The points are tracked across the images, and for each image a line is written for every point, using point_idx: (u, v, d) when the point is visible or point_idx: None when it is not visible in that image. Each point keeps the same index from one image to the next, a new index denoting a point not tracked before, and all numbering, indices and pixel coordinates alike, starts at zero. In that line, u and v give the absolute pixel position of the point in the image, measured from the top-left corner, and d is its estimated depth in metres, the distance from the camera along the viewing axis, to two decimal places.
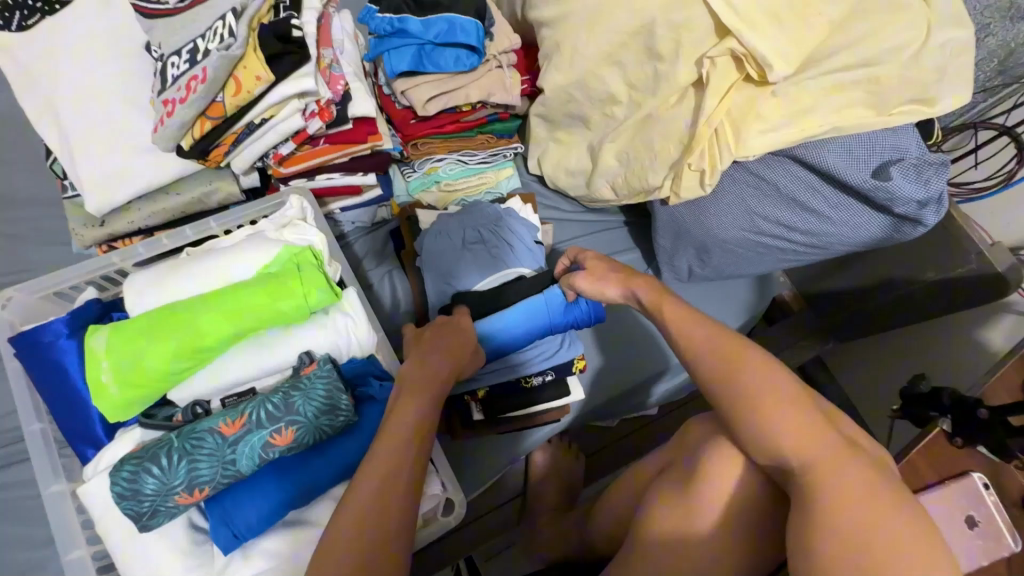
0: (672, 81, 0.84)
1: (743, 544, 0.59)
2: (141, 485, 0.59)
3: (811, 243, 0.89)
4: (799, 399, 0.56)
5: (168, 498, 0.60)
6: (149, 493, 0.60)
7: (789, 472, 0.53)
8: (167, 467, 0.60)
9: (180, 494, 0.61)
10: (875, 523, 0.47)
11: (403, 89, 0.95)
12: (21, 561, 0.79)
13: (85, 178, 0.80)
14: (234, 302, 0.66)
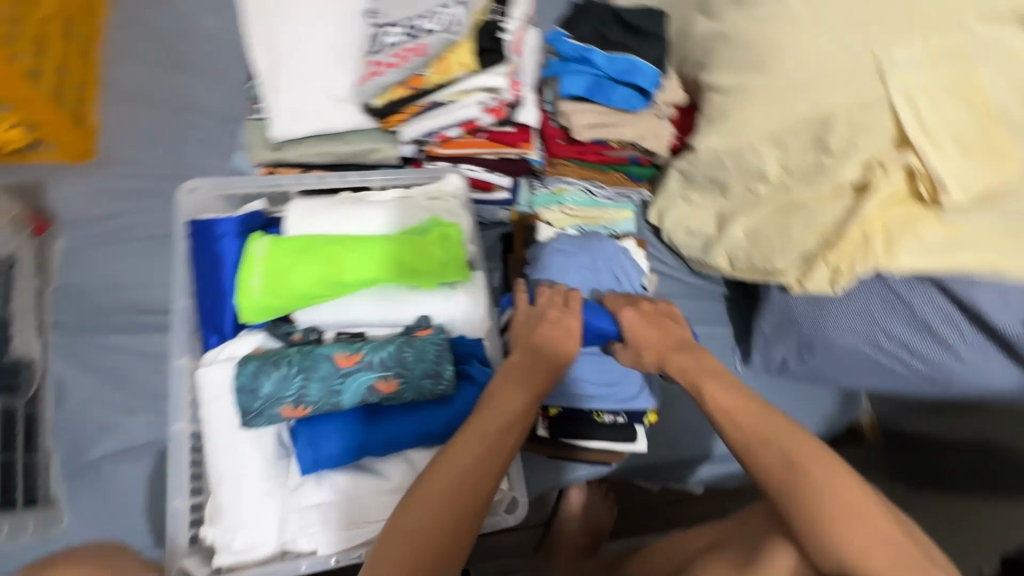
0: (833, 176, 0.85)
1: None
2: (259, 385, 0.65)
3: (930, 376, 0.86)
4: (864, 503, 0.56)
5: (276, 405, 0.65)
6: (264, 394, 0.65)
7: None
8: (286, 376, 0.65)
9: (287, 405, 0.66)
10: None
11: (567, 110, 0.99)
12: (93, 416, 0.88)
13: (280, 107, 0.90)
14: (382, 251, 0.72)
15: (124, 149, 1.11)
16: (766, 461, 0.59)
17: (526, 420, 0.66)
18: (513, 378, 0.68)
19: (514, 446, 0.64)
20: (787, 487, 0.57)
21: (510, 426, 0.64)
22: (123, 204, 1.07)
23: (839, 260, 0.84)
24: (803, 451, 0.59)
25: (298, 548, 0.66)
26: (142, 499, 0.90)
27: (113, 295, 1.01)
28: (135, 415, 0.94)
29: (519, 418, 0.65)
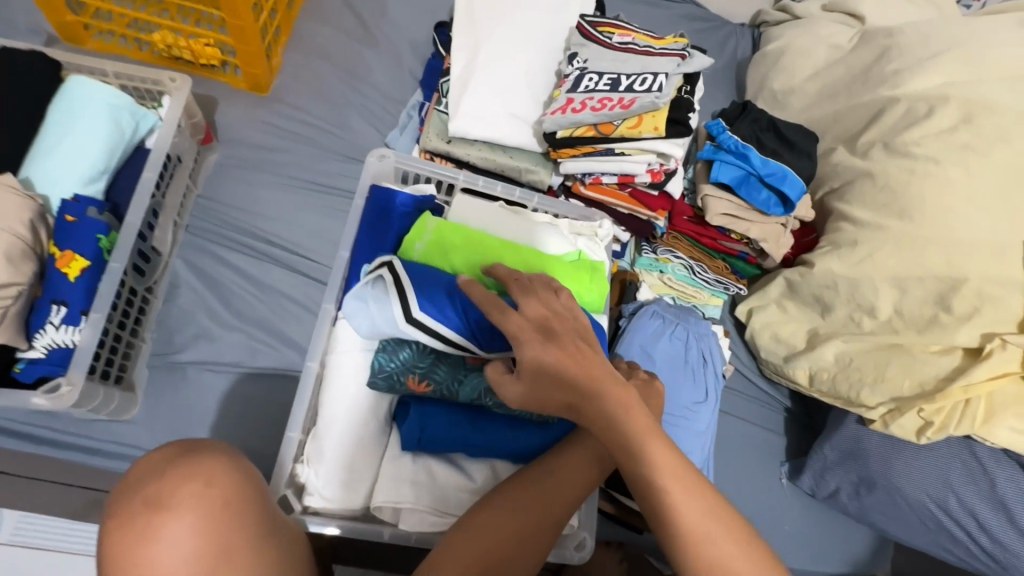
0: (946, 334, 0.89)
1: None
2: (408, 282, 0.67)
3: (992, 553, 0.87)
4: None
5: (409, 305, 0.66)
6: (406, 291, 0.66)
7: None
8: (432, 289, 0.68)
9: (419, 307, 0.66)
10: None
11: (709, 193, 1.06)
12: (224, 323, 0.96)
13: (465, 107, 0.97)
14: (535, 261, 0.77)
15: (295, 94, 1.20)
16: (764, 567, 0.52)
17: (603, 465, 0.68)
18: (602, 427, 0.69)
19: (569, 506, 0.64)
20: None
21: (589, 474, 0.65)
22: (282, 142, 1.15)
23: (933, 412, 0.87)
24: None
25: (382, 516, 0.68)
26: (211, 414, 0.93)
27: (244, 217, 1.07)
28: (232, 333, 0.98)
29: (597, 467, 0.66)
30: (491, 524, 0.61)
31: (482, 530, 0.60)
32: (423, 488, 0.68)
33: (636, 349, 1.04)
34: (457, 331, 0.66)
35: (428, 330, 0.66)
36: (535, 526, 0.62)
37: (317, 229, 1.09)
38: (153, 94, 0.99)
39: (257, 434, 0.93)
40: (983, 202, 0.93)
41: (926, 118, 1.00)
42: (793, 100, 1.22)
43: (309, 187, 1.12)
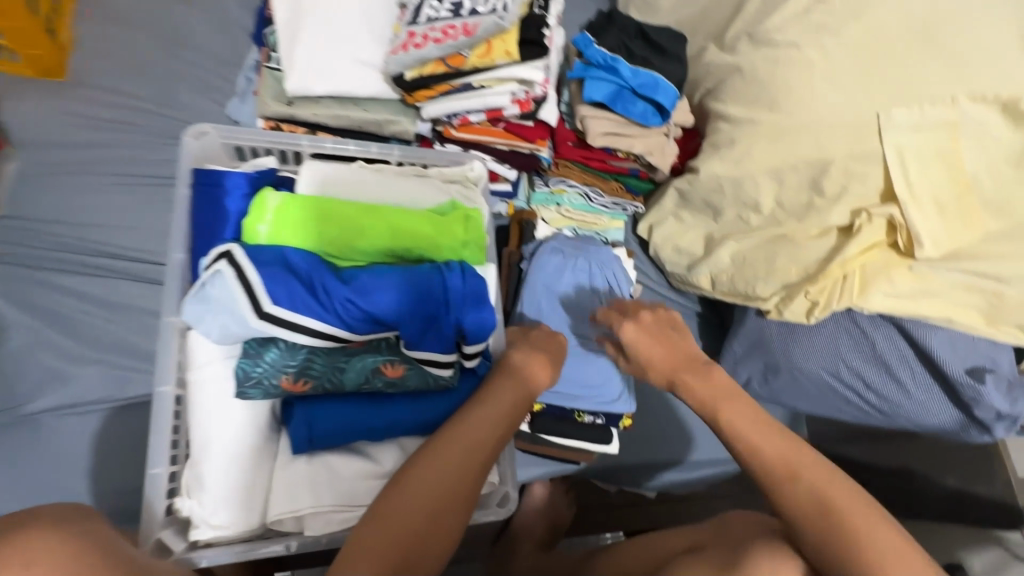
0: (822, 217, 0.92)
1: None
2: (253, 269, 0.60)
3: (880, 409, 0.95)
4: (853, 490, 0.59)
5: (259, 299, 0.60)
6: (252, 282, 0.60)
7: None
8: (277, 272, 0.61)
9: (271, 299, 0.60)
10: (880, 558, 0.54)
11: (586, 114, 1.02)
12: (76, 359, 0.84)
13: (299, 60, 0.85)
14: (403, 221, 0.70)
15: (104, 74, 1.01)
16: (766, 453, 0.62)
17: (512, 423, 0.65)
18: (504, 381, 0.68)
19: (479, 473, 0.62)
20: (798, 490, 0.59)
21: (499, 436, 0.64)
22: (101, 135, 0.97)
23: (818, 292, 0.91)
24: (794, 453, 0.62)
25: (284, 528, 0.63)
26: (86, 459, 0.82)
27: (71, 231, 0.91)
28: (89, 367, 0.86)
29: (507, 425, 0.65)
30: (395, 508, 0.57)
31: (385, 520, 0.57)
32: (325, 488, 0.64)
33: (540, 290, 1.02)
34: (322, 319, 0.62)
35: (286, 324, 0.61)
36: (444, 503, 0.58)
37: (167, 228, 0.95)
38: None
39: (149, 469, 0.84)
40: None
41: None
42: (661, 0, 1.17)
43: (145, 182, 0.96)
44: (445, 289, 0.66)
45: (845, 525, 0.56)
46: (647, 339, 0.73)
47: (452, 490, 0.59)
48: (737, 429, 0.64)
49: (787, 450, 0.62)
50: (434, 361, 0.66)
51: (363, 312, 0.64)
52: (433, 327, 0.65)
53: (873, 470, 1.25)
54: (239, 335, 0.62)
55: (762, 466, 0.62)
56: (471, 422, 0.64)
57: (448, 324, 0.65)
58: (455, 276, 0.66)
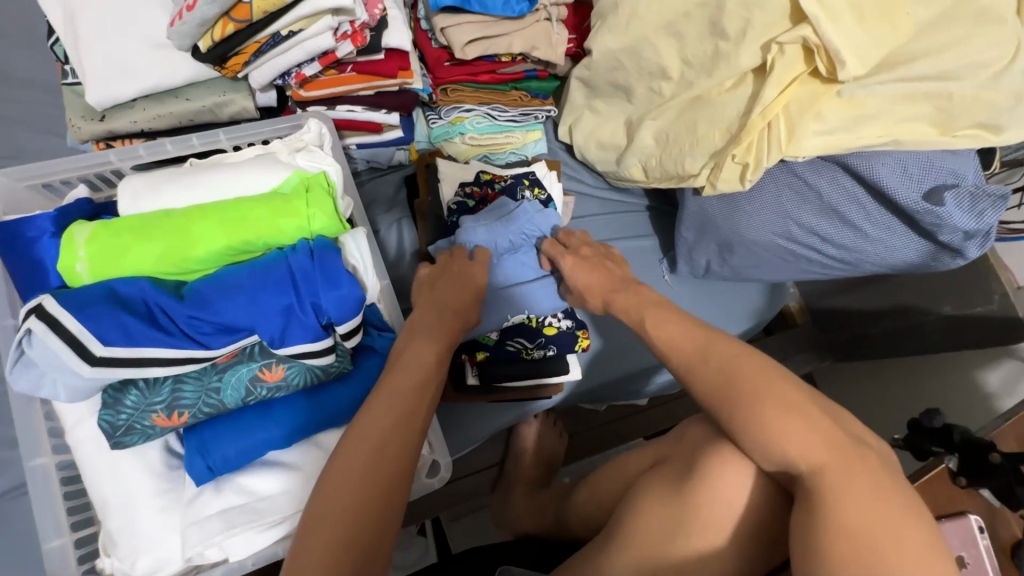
0: (731, 63, 0.78)
1: (727, 520, 0.56)
2: (69, 315, 0.54)
3: (841, 258, 0.86)
4: (770, 369, 0.56)
5: (85, 346, 0.53)
6: (70, 330, 0.53)
7: (798, 480, 0.51)
8: (97, 309, 0.55)
9: (101, 341, 0.54)
10: (814, 434, 0.51)
11: (443, 26, 0.88)
12: None
13: (90, 65, 0.74)
14: (233, 213, 0.62)
15: None
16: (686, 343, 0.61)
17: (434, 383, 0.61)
18: (420, 337, 0.66)
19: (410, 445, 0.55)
20: (728, 390, 0.56)
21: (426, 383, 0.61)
22: None
23: (744, 152, 0.80)
24: (714, 353, 0.58)
25: (210, 558, 0.60)
26: None
27: None
28: None
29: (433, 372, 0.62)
30: (330, 505, 0.50)
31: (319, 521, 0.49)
32: (240, 511, 0.60)
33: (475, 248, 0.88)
34: (166, 344, 0.56)
35: (128, 363, 0.55)
36: (379, 481, 0.52)
37: None
38: None
39: None
40: None
41: None
42: None
43: None
44: (292, 273, 0.59)
45: (749, 391, 0.54)
46: (584, 267, 0.80)
47: (386, 467, 0.53)
48: (661, 329, 0.64)
49: (702, 342, 0.60)
50: (307, 353, 0.59)
51: (210, 325, 0.58)
52: (292, 318, 0.59)
53: (868, 316, 1.17)
54: (90, 389, 0.57)
55: (681, 354, 0.60)
56: (397, 381, 0.59)
57: (306, 309, 0.59)
58: (300, 256, 0.60)
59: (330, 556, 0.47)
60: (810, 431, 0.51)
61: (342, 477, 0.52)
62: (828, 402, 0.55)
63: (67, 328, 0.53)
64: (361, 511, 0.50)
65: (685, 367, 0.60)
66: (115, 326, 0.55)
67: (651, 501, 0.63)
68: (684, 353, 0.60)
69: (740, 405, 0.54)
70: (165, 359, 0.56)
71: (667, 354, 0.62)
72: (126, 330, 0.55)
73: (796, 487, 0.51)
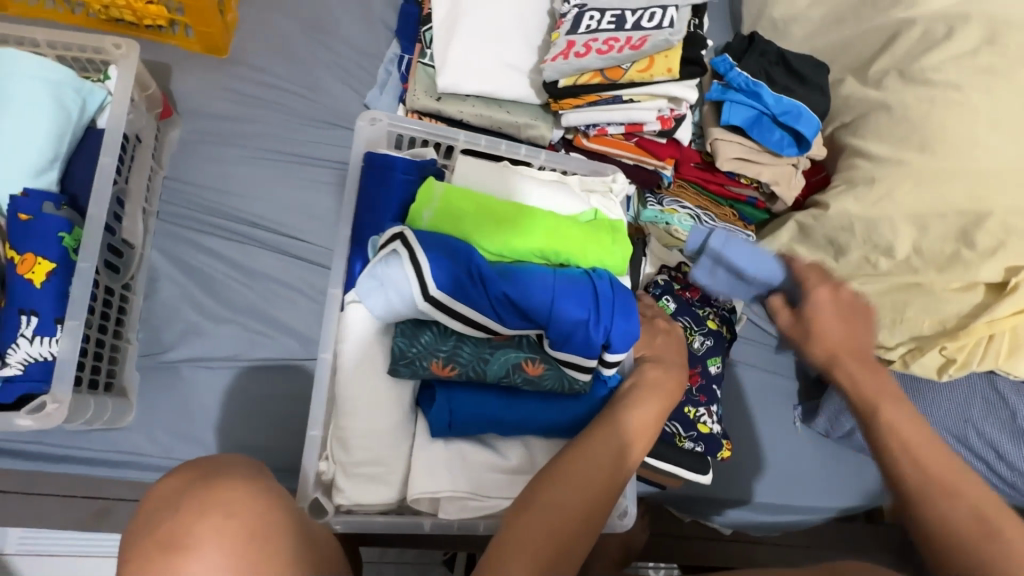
0: (969, 269, 0.87)
1: None
2: (421, 250, 0.61)
3: (1010, 483, 0.88)
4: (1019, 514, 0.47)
5: (424, 282, 0.61)
6: (421, 264, 0.60)
7: None
8: (441, 255, 0.62)
9: (435, 282, 0.61)
10: None
11: (718, 137, 1.00)
12: (215, 312, 0.92)
13: (452, 57, 0.88)
14: (556, 224, 0.70)
15: (257, 54, 1.09)
16: (927, 462, 0.51)
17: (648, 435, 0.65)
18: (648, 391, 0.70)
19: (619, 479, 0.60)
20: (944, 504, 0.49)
21: (643, 432, 0.65)
22: (261, 112, 1.05)
23: (955, 349, 0.87)
24: (945, 463, 0.51)
25: (419, 507, 0.64)
26: (212, 413, 0.87)
27: (219, 198, 0.99)
28: (223, 326, 0.91)
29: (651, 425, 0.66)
30: (549, 497, 0.56)
31: (537, 505, 0.55)
32: (460, 476, 0.64)
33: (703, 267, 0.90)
34: (476, 306, 0.62)
35: (444, 310, 0.62)
36: (592, 499, 0.57)
37: (300, 204, 1.01)
38: (98, 64, 0.87)
39: (268, 432, 0.87)
40: (1004, 129, 0.89)
41: (946, 41, 0.94)
42: (795, 28, 1.14)
43: (288, 161, 1.03)
44: (595, 292, 0.66)
45: (970, 502, 0.48)
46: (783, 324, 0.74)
47: (601, 489, 0.58)
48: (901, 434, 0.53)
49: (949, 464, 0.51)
50: (577, 364, 0.66)
51: (512, 306, 0.63)
52: (582, 329, 0.64)
53: None
54: (397, 315, 0.64)
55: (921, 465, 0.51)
56: (618, 420, 0.65)
57: (597, 328, 0.64)
58: (604, 281, 0.67)
59: (546, 536, 0.52)
60: None
61: (561, 478, 0.58)
62: None
63: (418, 259, 0.61)
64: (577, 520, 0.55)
65: (921, 497, 0.50)
66: (449, 274, 0.61)
67: None
68: (920, 462, 0.51)
69: (982, 536, 0.46)
70: (468, 318, 0.62)
71: (895, 445, 0.53)
72: (455, 281, 0.61)
73: None
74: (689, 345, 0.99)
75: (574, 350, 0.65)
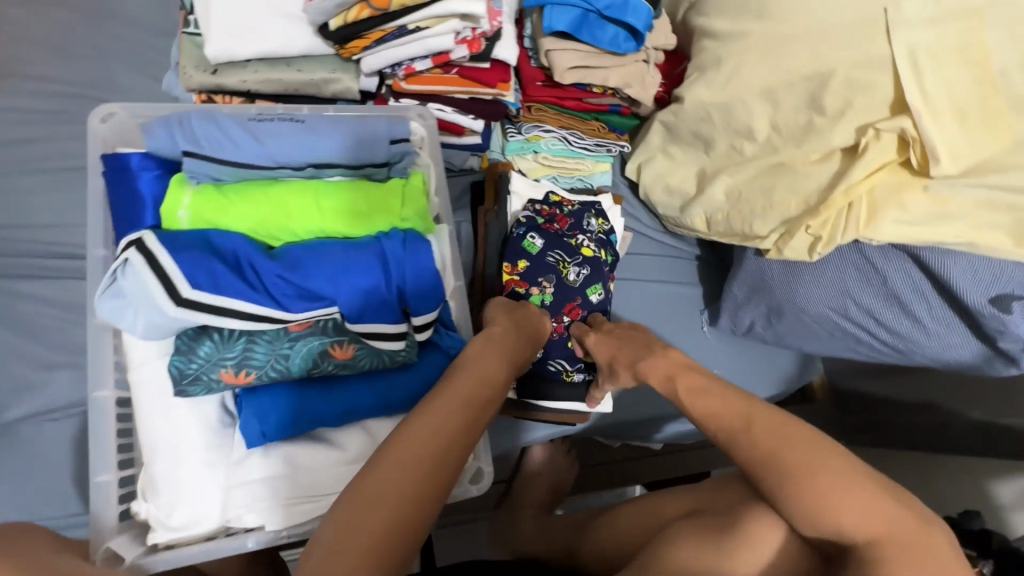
0: (823, 138, 0.81)
1: None
2: (164, 252, 0.55)
3: (893, 345, 0.88)
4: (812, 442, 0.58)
5: (175, 285, 0.54)
6: (164, 267, 0.54)
7: (851, 551, 0.53)
8: (192, 252, 0.56)
9: (190, 283, 0.55)
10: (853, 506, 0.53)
11: (549, 48, 0.90)
12: (47, 359, 0.84)
13: (214, 19, 0.76)
14: (336, 192, 0.64)
15: (25, 61, 0.94)
16: (760, 436, 0.60)
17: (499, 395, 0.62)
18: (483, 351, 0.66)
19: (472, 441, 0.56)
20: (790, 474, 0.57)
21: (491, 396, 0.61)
22: (40, 127, 0.92)
23: (819, 226, 0.82)
24: (763, 421, 0.61)
25: (244, 526, 0.60)
26: (70, 465, 0.82)
27: (19, 235, 0.88)
28: (58, 373, 0.83)
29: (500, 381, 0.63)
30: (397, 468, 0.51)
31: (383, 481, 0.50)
32: (287, 483, 0.60)
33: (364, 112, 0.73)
34: (251, 299, 0.57)
35: (210, 309, 0.55)
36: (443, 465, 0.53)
37: None
38: None
39: None
40: None
41: None
42: None
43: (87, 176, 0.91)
44: (382, 256, 0.61)
45: (807, 461, 0.57)
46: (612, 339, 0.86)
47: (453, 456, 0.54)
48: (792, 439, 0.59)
49: (749, 411, 0.63)
50: (381, 333, 0.61)
51: (288, 289, 0.58)
52: (373, 297, 0.60)
53: (895, 406, 1.19)
54: (164, 331, 0.57)
55: (727, 428, 0.63)
56: (467, 379, 0.61)
57: (389, 290, 0.60)
58: (393, 241, 0.61)
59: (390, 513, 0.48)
60: (863, 505, 0.53)
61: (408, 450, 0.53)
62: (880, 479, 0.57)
63: (163, 264, 0.54)
64: (420, 489, 0.51)
65: (771, 472, 0.58)
66: (205, 272, 0.56)
67: (689, 547, 0.63)
68: (726, 421, 0.64)
69: (793, 476, 0.56)
70: (244, 312, 0.57)
71: (706, 423, 0.66)
72: (214, 278, 0.56)
73: (848, 557, 0.53)
74: (564, 278, 0.95)
75: (369, 322, 0.60)
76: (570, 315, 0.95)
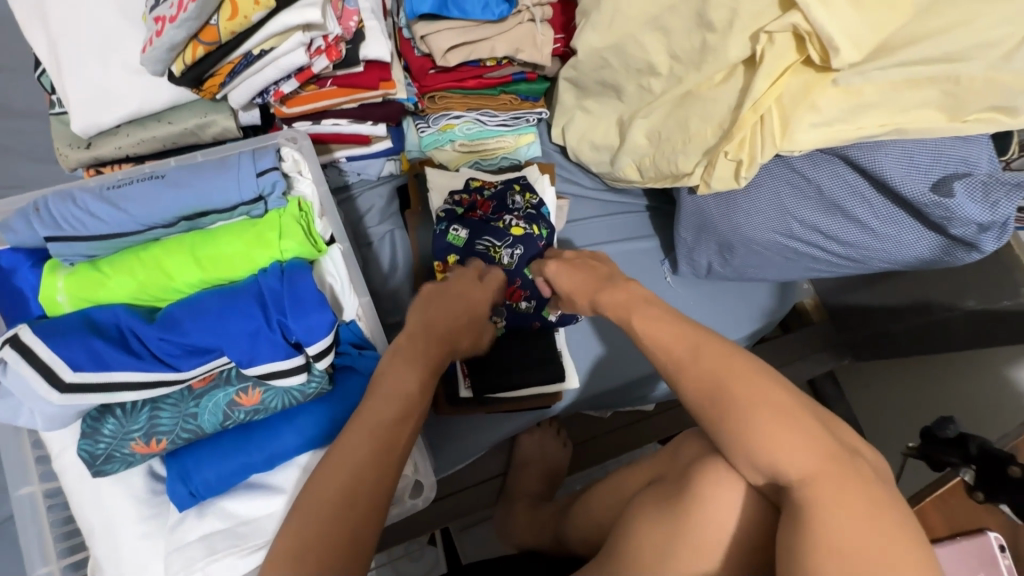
0: (719, 56, 0.74)
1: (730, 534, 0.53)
2: (38, 341, 0.54)
3: (848, 256, 0.84)
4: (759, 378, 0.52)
5: (54, 373, 0.54)
6: (40, 357, 0.54)
7: (787, 492, 0.48)
8: (68, 336, 0.55)
9: (70, 366, 0.54)
10: (780, 445, 0.49)
11: (424, 33, 0.86)
12: None
13: (71, 94, 0.75)
14: (207, 239, 0.62)
15: None
16: (701, 370, 0.54)
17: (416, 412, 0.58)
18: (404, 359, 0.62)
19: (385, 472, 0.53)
20: (727, 414, 0.52)
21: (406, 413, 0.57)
22: None
23: (737, 149, 0.77)
24: (707, 356, 0.54)
25: None
26: None
27: None
28: None
29: (416, 395, 0.59)
30: (304, 518, 0.49)
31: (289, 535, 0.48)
32: (226, 535, 0.61)
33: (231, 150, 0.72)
34: (138, 367, 0.56)
35: (96, 389, 0.55)
36: (351, 504, 0.50)
37: None
38: None
39: None
40: None
41: None
42: None
43: None
44: (262, 296, 0.59)
45: (741, 393, 0.51)
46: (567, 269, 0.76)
47: (363, 491, 0.51)
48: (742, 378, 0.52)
49: (691, 343, 0.56)
50: (276, 372, 0.59)
51: (173, 347, 0.57)
52: (260, 338, 0.58)
53: (889, 313, 1.10)
54: (66, 418, 0.58)
55: (679, 359, 0.56)
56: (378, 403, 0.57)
57: (273, 328, 0.58)
58: (271, 277, 0.61)
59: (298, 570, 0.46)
60: (795, 441, 0.49)
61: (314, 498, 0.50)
62: (823, 410, 0.53)
63: (38, 355, 0.54)
64: (329, 532, 0.48)
65: (716, 410, 0.52)
66: (83, 351, 0.55)
67: (645, 518, 0.59)
68: (672, 355, 0.56)
69: (729, 420, 0.51)
70: (134, 382, 0.56)
71: (656, 354, 0.58)
72: (94, 355, 0.55)
73: (784, 497, 0.48)
74: (498, 262, 0.92)
75: (262, 362, 0.58)
76: (513, 298, 0.92)
